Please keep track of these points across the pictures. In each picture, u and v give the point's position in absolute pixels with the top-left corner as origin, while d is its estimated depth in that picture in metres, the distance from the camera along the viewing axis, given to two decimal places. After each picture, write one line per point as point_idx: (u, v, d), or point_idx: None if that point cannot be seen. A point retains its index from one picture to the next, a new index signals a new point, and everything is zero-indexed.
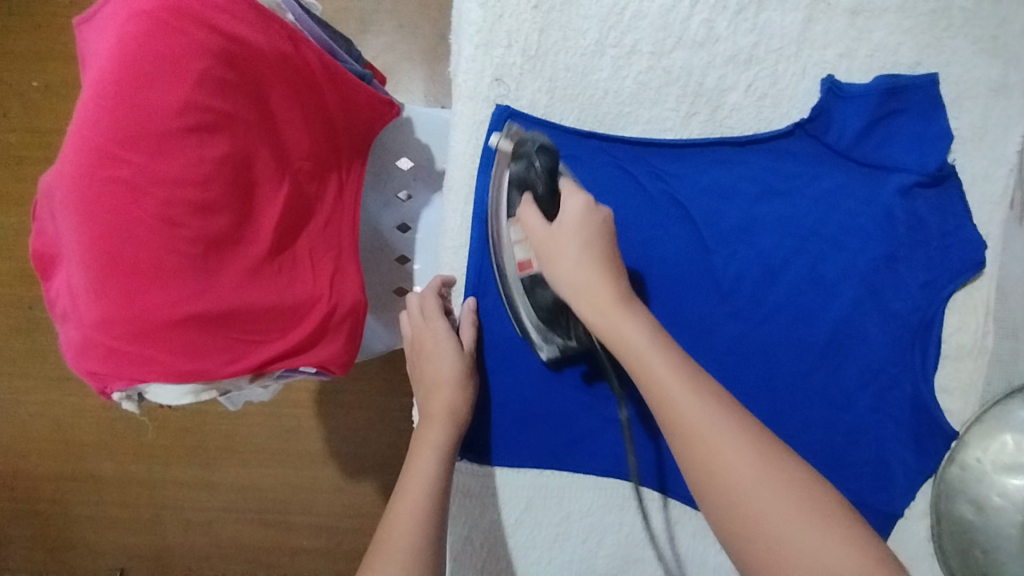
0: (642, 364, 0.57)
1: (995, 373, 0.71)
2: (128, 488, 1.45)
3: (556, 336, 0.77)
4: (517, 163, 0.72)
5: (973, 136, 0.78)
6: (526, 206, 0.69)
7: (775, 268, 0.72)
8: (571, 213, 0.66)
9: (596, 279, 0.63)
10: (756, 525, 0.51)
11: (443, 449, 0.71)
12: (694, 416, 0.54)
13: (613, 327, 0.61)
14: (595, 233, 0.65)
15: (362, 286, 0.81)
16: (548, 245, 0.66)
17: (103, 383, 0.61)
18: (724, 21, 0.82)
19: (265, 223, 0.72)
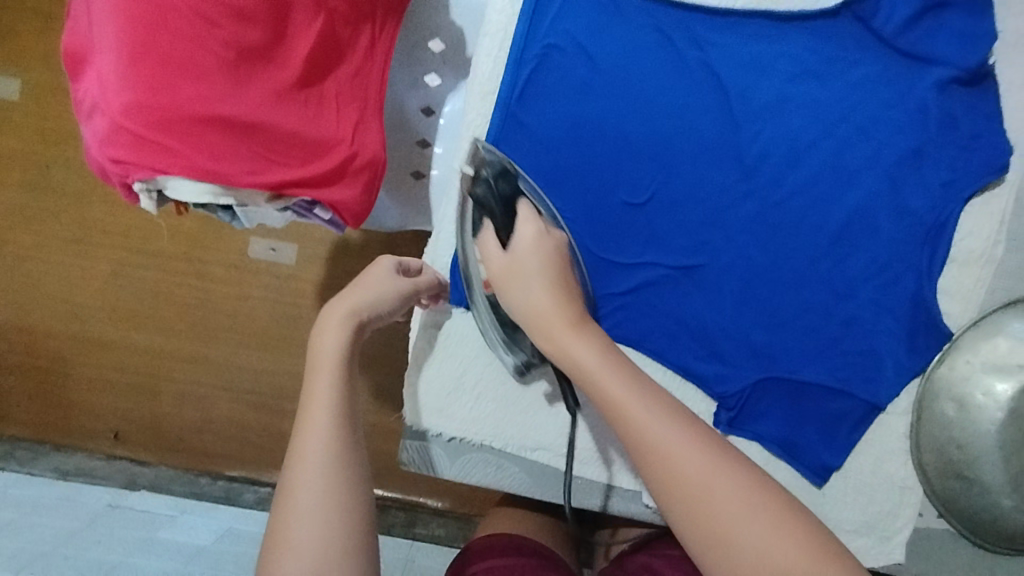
0: (593, 390, 0.51)
1: (999, 282, 0.69)
2: (131, 356, 1.45)
3: (519, 351, 0.69)
4: (477, 188, 0.61)
5: (1017, 41, 0.67)
6: (486, 231, 0.61)
7: (806, 153, 0.68)
8: (525, 240, 0.60)
9: (550, 304, 0.56)
10: (705, 519, 0.44)
11: (339, 358, 0.56)
12: (638, 407, 0.48)
13: (565, 350, 0.54)
14: (548, 256, 0.59)
15: (384, 139, 0.79)
16: (506, 278, 0.59)
17: (124, 171, 0.62)
18: None
19: (297, 50, 0.72)
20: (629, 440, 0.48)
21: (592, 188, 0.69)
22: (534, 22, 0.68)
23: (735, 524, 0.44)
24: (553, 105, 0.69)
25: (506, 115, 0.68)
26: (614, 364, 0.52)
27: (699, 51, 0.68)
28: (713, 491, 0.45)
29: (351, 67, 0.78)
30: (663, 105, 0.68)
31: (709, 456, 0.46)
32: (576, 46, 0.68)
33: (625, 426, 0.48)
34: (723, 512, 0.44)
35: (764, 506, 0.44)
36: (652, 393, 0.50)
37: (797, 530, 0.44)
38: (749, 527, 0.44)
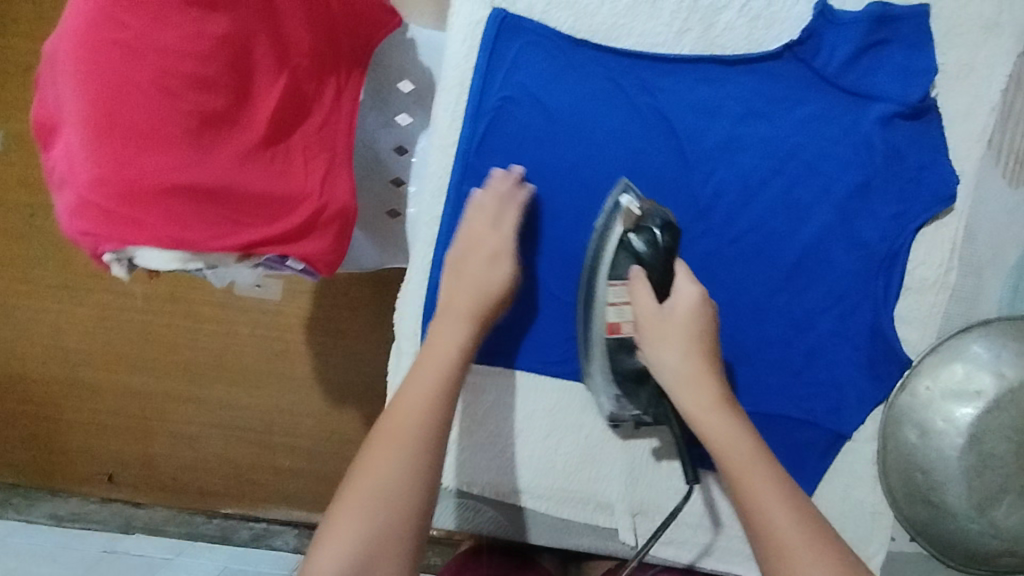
0: (701, 428, 0.60)
1: (954, 307, 0.71)
2: (124, 401, 1.45)
3: (630, 407, 0.69)
4: (637, 241, 0.64)
5: (959, 72, 0.69)
6: (641, 282, 0.64)
7: (761, 191, 0.70)
8: (683, 304, 0.63)
9: (696, 371, 0.62)
10: (777, 539, 0.53)
11: (449, 359, 0.62)
12: (740, 453, 0.57)
13: (705, 418, 0.60)
14: (699, 326, 0.63)
15: (353, 188, 0.82)
16: (659, 332, 0.63)
17: (95, 243, 0.63)
18: None
19: (263, 110, 0.74)
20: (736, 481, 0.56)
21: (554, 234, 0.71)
22: (489, 76, 0.69)
23: (797, 551, 0.52)
24: (511, 155, 0.70)
25: (466, 169, 0.70)
26: (720, 407, 0.60)
27: (651, 97, 0.69)
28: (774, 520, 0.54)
29: (318, 120, 0.81)
30: (618, 151, 0.70)
31: (788, 493, 0.55)
32: (530, 98, 0.70)
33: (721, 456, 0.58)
34: (792, 539, 0.53)
35: (817, 539, 0.53)
36: (754, 442, 0.58)
37: (838, 561, 0.52)
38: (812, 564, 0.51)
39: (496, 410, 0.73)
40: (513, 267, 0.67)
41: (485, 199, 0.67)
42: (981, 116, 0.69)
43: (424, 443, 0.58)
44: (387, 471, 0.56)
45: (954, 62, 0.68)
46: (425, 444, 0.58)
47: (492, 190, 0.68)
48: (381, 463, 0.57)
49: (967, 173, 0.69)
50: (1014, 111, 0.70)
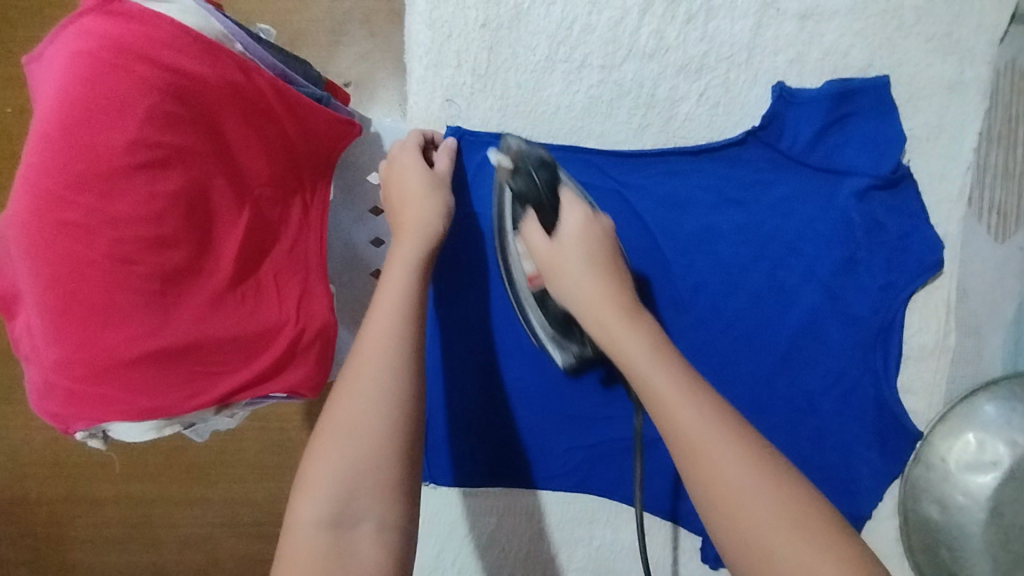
0: (611, 326, 0.51)
1: (959, 370, 0.69)
2: (84, 511, 1.14)
3: (572, 342, 0.63)
4: (517, 180, 0.57)
5: (928, 135, 0.67)
6: (529, 223, 0.57)
7: (745, 276, 0.68)
8: (570, 232, 0.56)
9: (600, 292, 0.53)
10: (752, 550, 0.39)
11: (389, 328, 0.52)
12: (648, 363, 0.47)
13: (611, 339, 0.51)
14: (596, 246, 0.55)
15: (329, 305, 0.81)
16: (551, 263, 0.56)
17: (67, 423, 0.63)
18: (674, 31, 0.67)
19: (227, 251, 0.72)
20: (644, 394, 0.46)
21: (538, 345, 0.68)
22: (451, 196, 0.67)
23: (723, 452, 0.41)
24: (483, 272, 0.68)
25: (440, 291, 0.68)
26: (625, 320, 0.51)
27: (619, 194, 0.67)
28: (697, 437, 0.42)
29: (286, 243, 0.80)
30: None
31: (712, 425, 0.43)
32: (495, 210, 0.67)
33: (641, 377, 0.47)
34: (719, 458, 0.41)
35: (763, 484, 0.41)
36: (660, 347, 0.48)
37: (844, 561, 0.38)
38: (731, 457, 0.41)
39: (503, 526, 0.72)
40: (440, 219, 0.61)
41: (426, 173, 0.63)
42: (956, 176, 0.68)
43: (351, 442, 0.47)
44: (318, 464, 0.47)
45: (922, 124, 0.67)
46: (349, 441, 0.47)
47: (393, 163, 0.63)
48: (312, 457, 0.47)
49: (952, 233, 0.68)
50: (990, 165, 0.68)
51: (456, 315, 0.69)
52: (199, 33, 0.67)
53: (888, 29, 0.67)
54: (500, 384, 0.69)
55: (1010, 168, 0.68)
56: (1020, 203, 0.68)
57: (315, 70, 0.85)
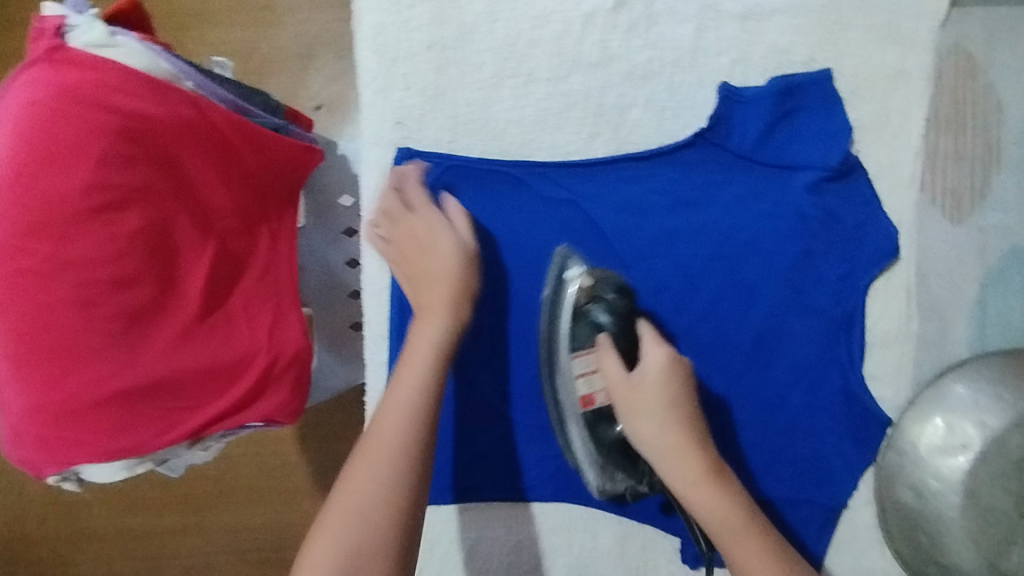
0: (686, 491, 0.57)
1: (924, 355, 0.69)
2: (78, 548, 1.09)
3: (621, 478, 0.64)
4: (602, 313, 0.62)
5: (875, 124, 0.68)
6: (609, 355, 0.61)
7: (705, 275, 0.68)
8: (653, 370, 0.59)
9: (678, 443, 0.58)
10: None
11: (427, 372, 0.56)
12: (738, 523, 0.56)
13: (692, 489, 0.57)
14: (678, 391, 0.59)
15: (303, 327, 0.78)
16: (631, 402, 0.59)
17: (39, 467, 0.63)
18: (617, 39, 0.68)
19: (193, 285, 0.71)
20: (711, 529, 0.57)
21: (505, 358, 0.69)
22: None
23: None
24: None
25: (402, 312, 0.68)
26: (708, 477, 0.57)
27: (574, 203, 0.68)
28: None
29: (255, 270, 0.78)
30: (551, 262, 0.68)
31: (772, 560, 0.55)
32: None
33: (709, 520, 0.57)
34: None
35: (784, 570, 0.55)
36: (732, 494, 0.57)
37: None
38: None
39: (483, 544, 0.71)
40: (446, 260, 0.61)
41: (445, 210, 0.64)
42: (908, 163, 0.68)
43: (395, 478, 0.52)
44: (364, 497, 0.50)
45: (869, 114, 0.68)
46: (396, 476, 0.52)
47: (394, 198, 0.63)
48: (353, 485, 0.51)
49: (907, 220, 0.68)
50: (941, 150, 0.69)
51: (419, 333, 0.69)
52: (149, 75, 0.66)
53: (828, 22, 0.67)
54: (469, 399, 0.69)
55: (961, 152, 0.69)
56: (972, 186, 0.69)
57: (275, 99, 0.84)
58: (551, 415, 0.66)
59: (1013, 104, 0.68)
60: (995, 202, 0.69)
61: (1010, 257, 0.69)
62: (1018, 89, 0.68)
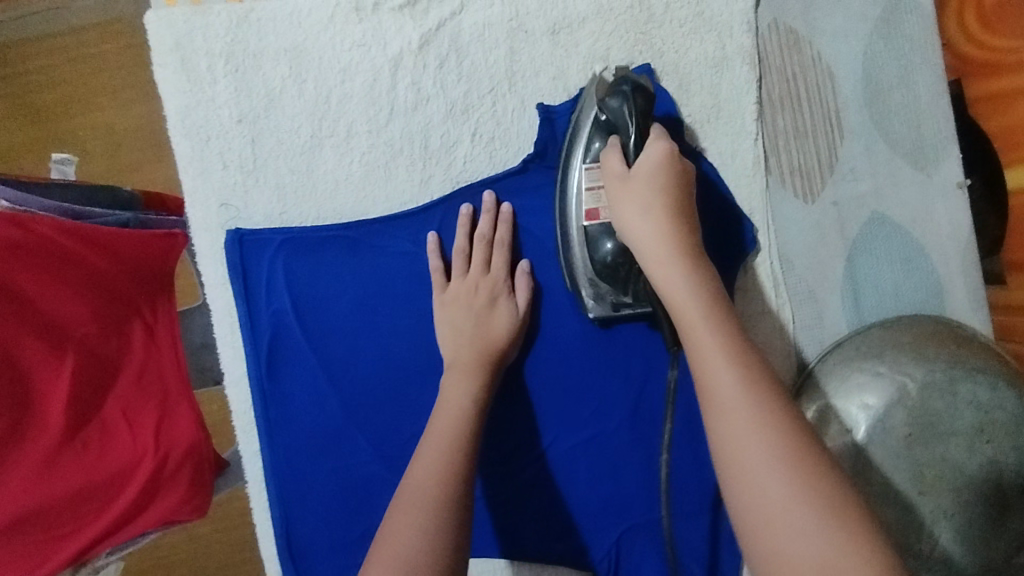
0: (688, 329, 0.45)
1: (804, 339, 0.67)
2: None
3: (607, 291, 0.59)
4: (613, 99, 0.55)
5: (708, 117, 0.66)
6: (612, 151, 0.54)
7: (565, 302, 0.64)
8: (653, 162, 0.52)
9: (662, 227, 0.49)
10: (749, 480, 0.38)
11: (455, 435, 0.51)
12: (697, 310, 0.45)
13: (680, 304, 0.46)
14: (674, 182, 0.51)
15: (198, 419, 0.63)
16: (619, 191, 0.52)
17: None
18: (430, 77, 0.66)
19: (53, 402, 0.55)
20: (704, 398, 0.42)
21: (375, 423, 0.65)
22: (251, 299, 0.65)
23: (802, 531, 0.36)
24: (302, 364, 0.66)
25: (264, 397, 0.66)
26: (682, 259, 0.47)
27: (417, 255, 0.65)
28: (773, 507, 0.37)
29: (133, 372, 0.61)
30: (404, 321, 0.65)
31: (782, 457, 0.38)
32: (299, 305, 0.65)
33: (705, 373, 0.42)
34: (772, 497, 0.37)
35: (800, 473, 0.37)
36: (744, 364, 0.42)
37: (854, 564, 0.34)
38: (789, 514, 0.36)
39: None
40: (511, 303, 0.61)
41: (437, 263, 0.63)
42: (747, 150, 0.66)
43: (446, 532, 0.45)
44: (411, 546, 0.43)
45: (699, 107, 0.66)
46: (448, 530, 0.45)
47: (468, 234, 0.63)
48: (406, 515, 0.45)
49: (758, 208, 0.66)
50: (779, 130, 0.67)
51: (284, 415, 0.66)
52: None
53: (639, 23, 0.65)
54: (348, 473, 0.66)
55: (800, 129, 0.67)
56: (820, 159, 0.67)
57: (124, 189, 0.66)
58: (568, 280, 0.62)
59: (843, 72, 0.67)
60: (845, 171, 0.67)
61: (872, 226, 0.67)
62: (847, 56, 0.67)
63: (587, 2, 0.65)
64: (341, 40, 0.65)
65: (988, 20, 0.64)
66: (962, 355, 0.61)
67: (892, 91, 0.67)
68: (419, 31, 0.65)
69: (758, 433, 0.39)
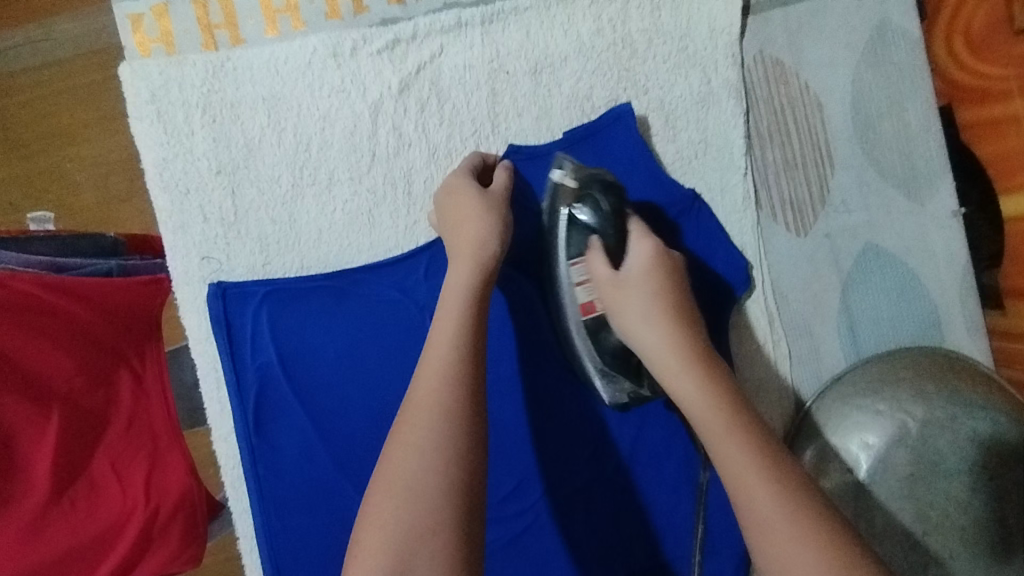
0: (713, 443, 0.45)
1: (800, 376, 0.66)
2: None
3: (624, 381, 0.59)
4: (580, 206, 0.56)
5: (695, 153, 0.65)
6: (595, 253, 0.55)
7: (555, 346, 0.63)
8: (638, 267, 0.54)
9: (666, 342, 0.50)
10: (785, 568, 0.40)
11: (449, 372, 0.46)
12: (718, 425, 0.45)
13: (681, 394, 0.48)
14: (666, 283, 0.53)
15: (189, 467, 0.61)
16: (616, 300, 0.53)
17: None
18: (411, 121, 0.65)
19: (38, 462, 0.53)
20: (737, 496, 0.43)
21: (367, 474, 0.64)
22: (235, 352, 0.64)
23: (811, 574, 0.39)
24: (289, 417, 0.64)
25: (252, 454, 0.64)
26: (695, 369, 0.48)
27: (405, 301, 0.64)
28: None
29: (121, 424, 0.58)
30: (391, 369, 0.64)
31: (819, 567, 0.39)
32: (286, 357, 0.64)
33: (717, 455, 0.45)
34: None
35: (824, 546, 0.39)
36: (767, 462, 0.43)
37: None
38: None
39: None
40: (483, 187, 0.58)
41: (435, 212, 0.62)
42: (736, 185, 0.65)
43: (421, 550, 0.40)
44: (395, 515, 0.41)
45: (687, 142, 0.65)
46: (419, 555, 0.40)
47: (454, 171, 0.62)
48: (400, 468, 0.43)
49: (750, 243, 0.65)
50: (769, 163, 0.66)
51: (273, 470, 0.64)
52: None
53: (622, 60, 0.64)
54: (337, 523, 0.64)
55: (790, 162, 0.66)
56: (811, 192, 0.66)
57: (109, 235, 0.64)
58: (579, 368, 0.61)
59: (832, 104, 0.66)
60: (837, 203, 0.66)
61: (866, 257, 0.66)
62: (835, 87, 0.66)
63: (568, 40, 0.64)
64: (319, 86, 0.64)
65: (977, 49, 0.63)
66: (961, 389, 0.60)
67: (881, 121, 0.66)
68: (398, 75, 0.64)
69: (789, 517, 0.41)
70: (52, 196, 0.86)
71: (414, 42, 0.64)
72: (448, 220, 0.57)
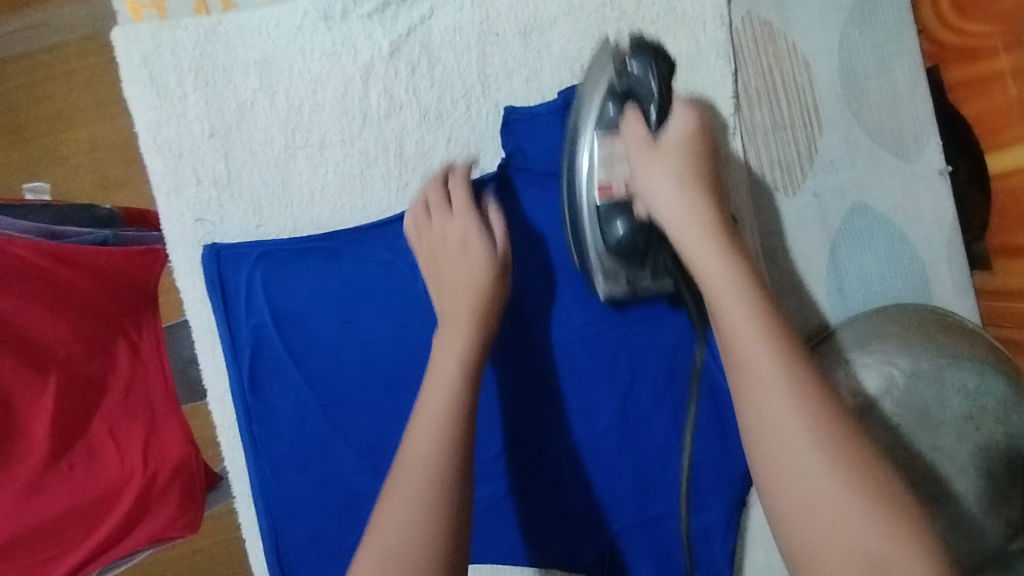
0: (718, 307, 0.46)
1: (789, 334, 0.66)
2: None
3: (625, 275, 0.57)
4: (633, 64, 0.53)
5: None
6: (634, 115, 0.52)
7: (547, 304, 0.63)
8: (677, 138, 0.52)
9: (692, 210, 0.49)
10: (768, 420, 0.42)
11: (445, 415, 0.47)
12: (723, 275, 0.47)
13: (691, 246, 0.49)
14: (699, 157, 0.52)
15: (187, 434, 0.62)
16: (648, 164, 0.51)
17: None
18: (402, 84, 0.65)
19: (36, 425, 0.54)
20: (733, 358, 0.45)
21: (361, 432, 0.65)
22: (230, 314, 0.64)
23: (791, 424, 0.41)
24: (284, 377, 0.65)
25: (249, 413, 0.65)
26: (713, 233, 0.49)
27: (398, 262, 0.65)
28: (819, 496, 0.39)
29: (118, 389, 0.59)
30: (385, 329, 0.64)
31: (836, 459, 0.40)
32: (280, 318, 0.64)
33: (717, 308, 0.46)
34: (792, 434, 0.41)
35: (810, 406, 0.42)
36: (769, 328, 0.45)
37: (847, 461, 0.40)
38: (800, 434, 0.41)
39: None
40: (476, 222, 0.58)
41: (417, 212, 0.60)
42: (725, 145, 0.65)
43: None
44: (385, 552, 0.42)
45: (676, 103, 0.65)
46: None
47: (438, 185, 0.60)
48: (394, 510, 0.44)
49: (739, 202, 0.65)
50: (758, 124, 0.67)
51: (269, 430, 0.65)
52: None
53: (611, 21, 0.65)
54: (334, 482, 0.65)
55: (779, 122, 0.66)
56: (799, 152, 0.66)
57: (105, 206, 0.66)
58: (572, 245, 0.58)
59: (820, 65, 0.66)
60: (826, 163, 0.66)
61: (855, 216, 0.67)
62: (822, 48, 0.66)
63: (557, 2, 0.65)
64: (310, 50, 0.65)
65: (962, 7, 0.63)
66: (949, 345, 0.61)
67: (868, 82, 0.66)
68: (389, 37, 0.65)
69: (782, 379, 0.43)
70: (47, 168, 0.87)
71: (404, 4, 0.65)
72: (439, 271, 0.57)
